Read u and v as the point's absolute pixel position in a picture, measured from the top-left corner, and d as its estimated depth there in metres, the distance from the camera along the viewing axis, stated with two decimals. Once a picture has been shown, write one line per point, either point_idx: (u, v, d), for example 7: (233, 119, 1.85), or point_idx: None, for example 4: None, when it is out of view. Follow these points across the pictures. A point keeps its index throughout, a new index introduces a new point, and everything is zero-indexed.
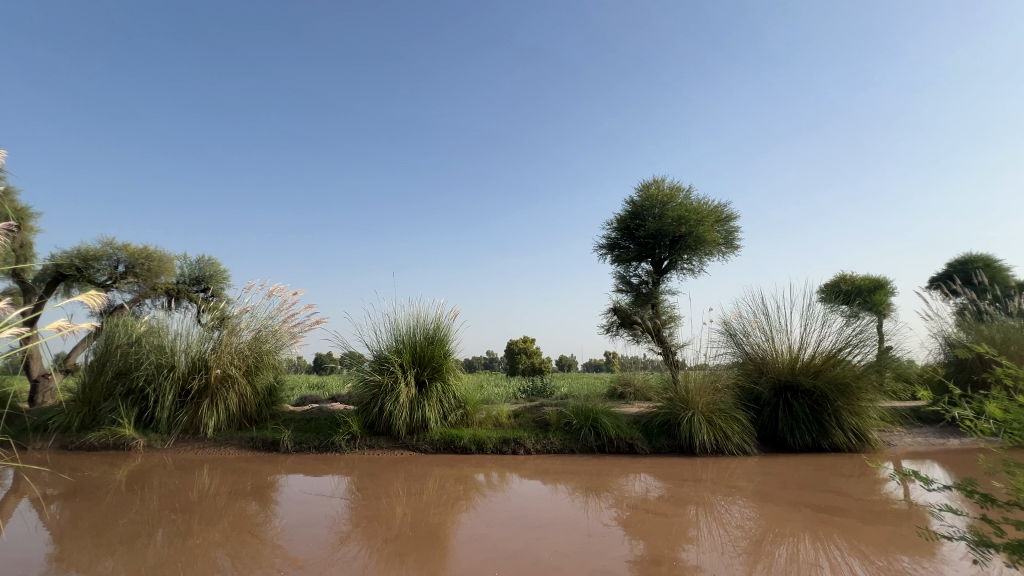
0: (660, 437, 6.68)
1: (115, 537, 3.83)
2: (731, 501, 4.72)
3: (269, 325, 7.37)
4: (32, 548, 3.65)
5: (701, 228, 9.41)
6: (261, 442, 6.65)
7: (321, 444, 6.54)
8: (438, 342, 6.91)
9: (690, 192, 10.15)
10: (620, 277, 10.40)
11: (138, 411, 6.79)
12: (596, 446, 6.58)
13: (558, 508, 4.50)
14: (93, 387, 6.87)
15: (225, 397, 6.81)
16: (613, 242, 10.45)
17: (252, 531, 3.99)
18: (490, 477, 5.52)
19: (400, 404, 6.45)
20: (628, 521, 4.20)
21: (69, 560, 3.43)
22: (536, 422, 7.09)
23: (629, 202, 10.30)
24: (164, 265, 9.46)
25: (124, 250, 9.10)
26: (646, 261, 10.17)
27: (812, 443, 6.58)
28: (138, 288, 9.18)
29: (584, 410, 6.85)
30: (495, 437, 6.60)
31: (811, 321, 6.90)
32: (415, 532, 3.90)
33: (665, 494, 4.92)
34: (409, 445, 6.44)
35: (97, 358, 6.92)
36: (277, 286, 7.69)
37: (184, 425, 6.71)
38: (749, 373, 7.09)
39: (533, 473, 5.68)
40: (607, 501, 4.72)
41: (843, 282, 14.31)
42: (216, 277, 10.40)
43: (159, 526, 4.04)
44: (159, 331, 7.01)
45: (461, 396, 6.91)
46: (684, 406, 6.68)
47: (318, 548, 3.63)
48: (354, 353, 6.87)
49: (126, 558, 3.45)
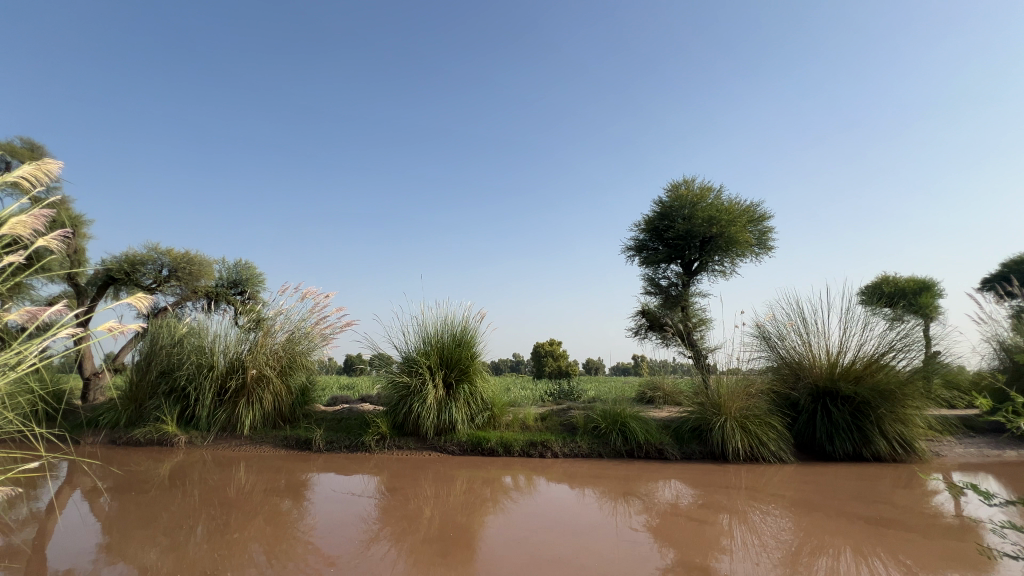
0: (691, 443, 6.52)
1: (159, 529, 4.00)
2: (767, 510, 4.56)
3: (302, 327, 7.58)
4: (85, 537, 3.84)
5: (733, 229, 9.17)
6: (294, 441, 6.83)
7: (352, 444, 6.68)
8: (466, 344, 6.96)
9: (721, 191, 9.91)
10: (648, 279, 10.23)
11: (180, 409, 7.09)
12: (624, 451, 6.48)
13: (586, 513, 4.44)
14: (140, 386, 7.21)
15: (260, 396, 7.04)
16: (641, 243, 10.29)
17: (286, 527, 4.10)
18: (517, 481, 5.50)
19: (428, 405, 6.52)
20: (658, 527, 4.11)
21: (117, 550, 3.60)
22: (563, 426, 7.05)
23: (658, 202, 10.13)
24: (204, 269, 9.85)
25: (167, 254, 9.53)
26: (675, 262, 9.96)
27: (853, 452, 6.29)
28: (180, 290, 9.61)
29: (612, 413, 6.76)
30: (523, 440, 6.59)
31: (850, 325, 6.62)
32: (443, 534, 3.92)
33: (697, 501, 4.80)
34: (437, 446, 6.51)
35: (143, 358, 7.26)
36: (310, 289, 7.89)
37: (222, 423, 6.96)
38: (784, 378, 6.85)
39: (561, 477, 5.63)
40: (637, 508, 4.63)
41: (886, 283, 13.67)
42: (252, 281, 10.76)
43: (200, 520, 4.20)
44: (199, 333, 7.30)
45: (488, 398, 6.93)
46: (716, 412, 6.50)
47: (349, 546, 3.70)
48: (383, 355, 6.98)
49: (170, 550, 3.60)
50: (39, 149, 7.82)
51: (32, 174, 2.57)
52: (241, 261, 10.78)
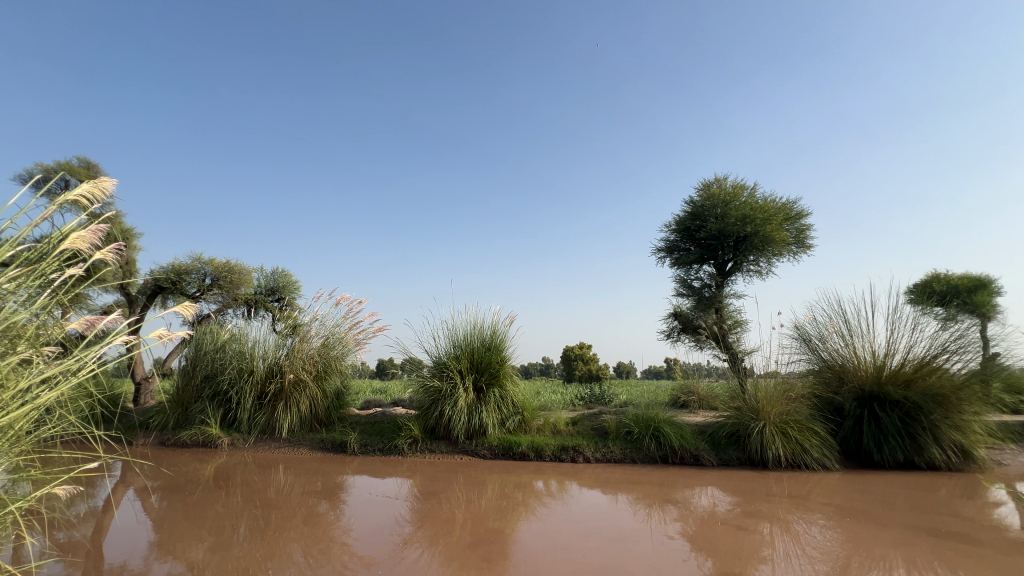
0: (728, 449, 6.34)
1: (204, 528, 4.16)
2: (811, 520, 4.37)
3: (336, 333, 7.77)
4: (137, 534, 4.04)
5: (769, 227, 8.87)
6: (329, 444, 7.01)
7: (385, 447, 6.80)
8: (495, 348, 6.98)
9: (755, 189, 9.62)
10: (680, 280, 10.01)
11: (223, 412, 7.38)
12: (658, 456, 6.35)
13: (619, 519, 4.37)
14: (186, 389, 7.56)
15: (297, 400, 7.26)
16: (672, 244, 10.10)
17: (322, 528, 4.20)
18: (549, 485, 5.47)
19: (459, 409, 6.57)
20: (695, 535, 4.00)
21: (166, 547, 3.77)
22: (595, 430, 6.97)
23: (689, 202, 9.93)
24: (243, 277, 10.26)
25: (210, 264, 9.98)
26: (708, 262, 9.72)
27: (904, 460, 5.97)
28: (222, 298, 10.04)
29: (644, 418, 6.63)
30: (554, 444, 6.54)
31: (898, 325, 6.31)
32: (475, 538, 3.94)
33: (735, 509, 4.65)
34: (468, 450, 6.54)
35: (188, 363, 7.61)
36: (344, 295, 8.09)
37: (262, 426, 7.20)
38: (827, 382, 6.57)
39: (594, 482, 5.56)
40: (672, 515, 4.53)
41: (936, 281, 12.95)
42: (288, 288, 11.12)
43: (242, 520, 4.35)
44: (240, 339, 7.59)
45: (518, 402, 6.93)
46: (754, 417, 6.29)
47: (384, 548, 3.75)
48: (415, 360, 7.08)
49: (214, 548, 3.73)
50: (94, 167, 8.35)
51: (89, 191, 2.73)
52: (278, 269, 11.16)
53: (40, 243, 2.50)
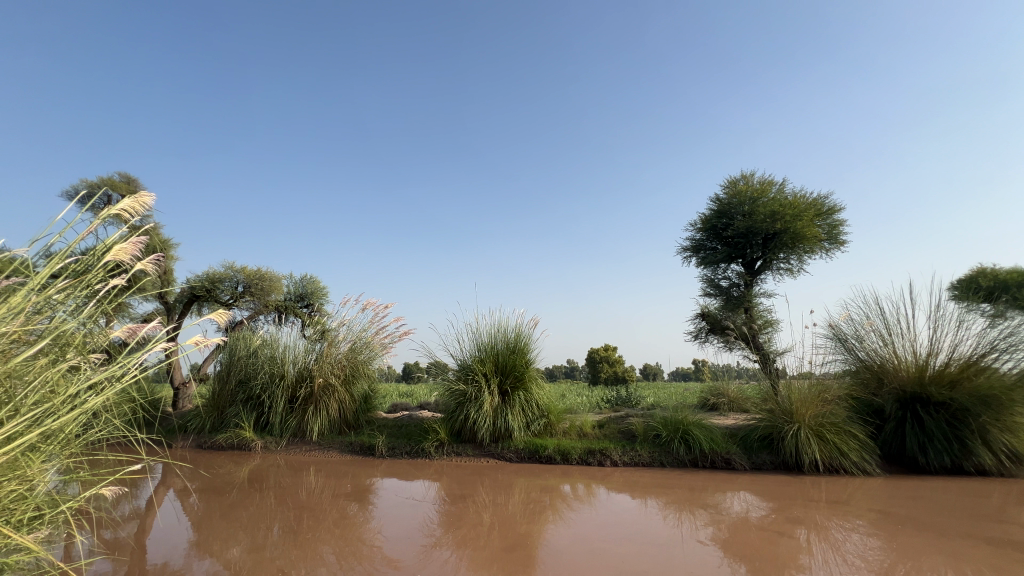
0: (761, 452, 6.16)
1: (240, 528, 4.29)
2: (851, 526, 4.20)
3: (363, 337, 7.91)
4: (177, 534, 4.19)
5: (799, 224, 8.61)
6: (358, 447, 7.12)
7: (413, 450, 6.87)
8: (520, 351, 6.98)
9: (784, 185, 9.35)
10: (707, 280, 9.81)
11: (256, 416, 7.58)
12: (687, 460, 6.21)
13: (648, 524, 4.30)
14: (221, 394, 7.81)
15: (327, 403, 7.42)
16: (698, 243, 9.91)
17: (353, 530, 4.27)
18: (576, 489, 5.43)
19: (484, 412, 6.58)
20: (727, 541, 3.90)
21: (205, 546, 3.90)
22: (622, 433, 6.88)
23: (715, 200, 9.73)
24: (273, 284, 10.55)
25: (242, 272, 10.30)
26: (736, 261, 9.49)
27: (951, 465, 5.70)
28: (254, 304, 10.35)
29: (673, 421, 6.50)
30: (580, 447, 6.49)
31: (941, 323, 6.02)
32: (503, 541, 3.94)
33: (770, 515, 4.51)
34: (494, 453, 6.55)
35: (223, 368, 7.86)
36: (370, 300, 8.22)
37: (294, 429, 7.38)
38: (865, 383, 6.32)
39: (622, 486, 5.48)
40: (703, 520, 4.42)
41: (983, 276, 12.32)
42: (317, 294, 11.38)
43: (276, 521, 4.46)
44: (272, 344, 7.80)
45: (544, 405, 6.90)
46: (788, 419, 6.09)
47: (413, 550, 3.78)
48: (440, 363, 7.13)
49: (249, 548, 3.84)
50: (133, 182, 8.75)
51: (129, 206, 2.85)
52: (306, 276, 11.43)
53: (85, 256, 2.62)
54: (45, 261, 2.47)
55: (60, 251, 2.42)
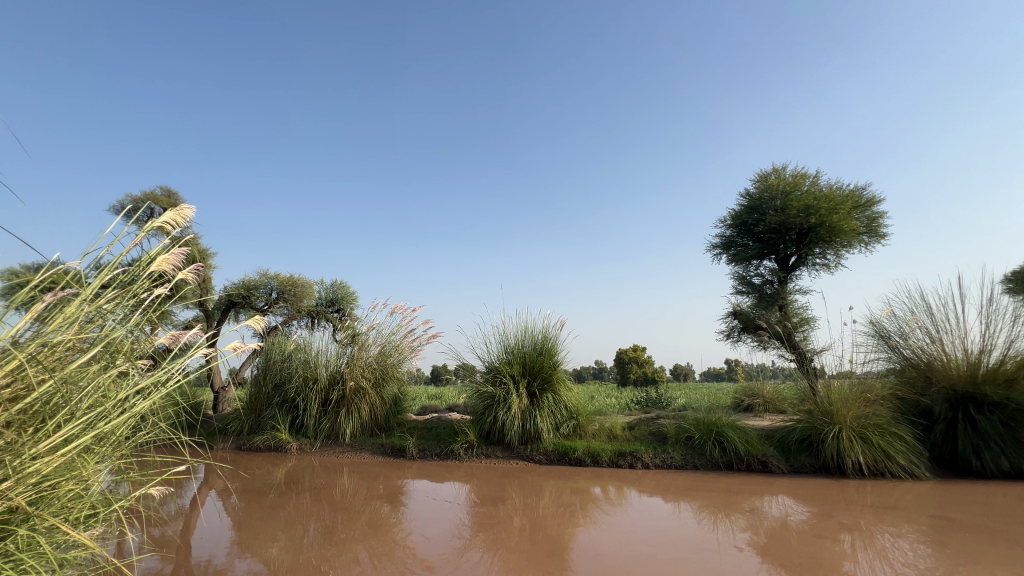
0: (800, 455, 5.93)
1: (278, 528, 4.42)
2: (899, 533, 4.01)
3: (392, 341, 8.05)
4: (220, 532, 4.36)
5: (836, 217, 8.29)
6: (390, 448, 7.24)
7: (443, 452, 6.94)
8: (547, 353, 6.96)
9: (818, 178, 9.03)
10: (738, 277, 9.55)
11: (291, 418, 7.79)
12: (722, 463, 6.05)
13: (683, 528, 4.21)
14: (258, 397, 8.08)
15: (358, 406, 7.58)
16: (729, 240, 9.67)
17: (386, 531, 4.34)
18: (607, 491, 5.37)
19: (513, 415, 6.58)
20: (766, 546, 3.78)
21: (246, 544, 4.03)
22: (653, 435, 6.75)
23: (745, 195, 9.47)
24: (305, 290, 10.86)
25: (275, 279, 10.64)
26: (769, 258, 9.22)
27: (1009, 468, 5.38)
28: (288, 310, 10.67)
29: (706, 422, 6.33)
30: (611, 449, 6.41)
31: (994, 319, 5.69)
32: (533, 543, 3.92)
33: (811, 520, 4.34)
34: (524, 455, 6.54)
35: (259, 372, 8.12)
36: (398, 304, 8.35)
37: (327, 432, 7.54)
38: (911, 382, 6.02)
39: (654, 490, 5.38)
40: (740, 524, 4.29)
41: None
42: (347, 299, 11.65)
43: (312, 521, 4.58)
44: (305, 348, 8.03)
45: (573, 407, 6.86)
46: (828, 420, 5.85)
47: (444, 551, 3.82)
48: (468, 365, 7.17)
49: (287, 547, 3.94)
50: (174, 195, 9.15)
51: (171, 219, 2.97)
52: (337, 282, 11.71)
53: (132, 267, 2.74)
54: (96, 273, 2.61)
55: (109, 264, 2.55)
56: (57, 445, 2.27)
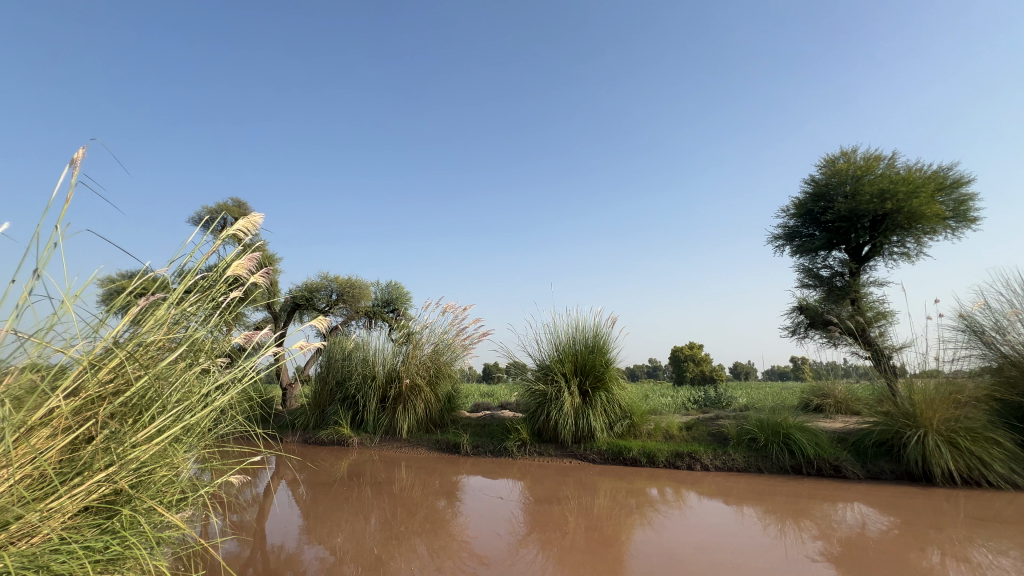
0: (879, 460, 5.50)
1: (343, 518, 4.65)
2: (998, 549, 3.61)
3: (445, 339, 8.26)
4: (290, 520, 4.64)
5: (916, 201, 7.59)
6: (445, 445, 7.41)
7: (496, 449, 7.02)
8: (599, 351, 6.87)
9: (895, 159, 8.30)
10: (804, 270, 8.98)
11: (352, 414, 8.16)
12: (790, 466, 5.72)
13: (746, 533, 4.03)
14: (322, 394, 8.53)
15: (414, 403, 7.83)
16: (792, 230, 9.12)
17: (443, 524, 4.47)
18: (664, 493, 5.22)
19: (566, 413, 6.54)
20: (841, 557, 3.53)
21: (313, 533, 4.26)
22: (712, 436, 6.48)
23: (810, 182, 8.89)
24: (362, 291, 11.34)
25: (335, 281, 11.21)
26: (839, 248, 8.62)
27: None
28: (347, 310, 11.19)
29: (771, 423, 6.00)
30: (667, 450, 6.22)
31: None
32: (588, 543, 3.90)
33: (893, 530, 4.00)
34: (577, 454, 6.49)
35: (323, 370, 8.57)
36: (450, 303, 8.54)
37: (385, 427, 7.84)
38: (1010, 382, 5.42)
39: (714, 492, 5.18)
40: (810, 532, 4.04)
41: None
42: (401, 299, 12.05)
43: (374, 512, 4.79)
44: (364, 347, 8.41)
45: (626, 405, 6.73)
46: (911, 423, 5.37)
47: (499, 548, 3.87)
48: (519, 363, 7.21)
49: (351, 537, 4.14)
50: (244, 206, 9.82)
51: (244, 226, 3.18)
52: (391, 283, 12.13)
53: (210, 273, 2.97)
54: (180, 279, 2.85)
55: (192, 271, 2.78)
56: (153, 436, 2.51)
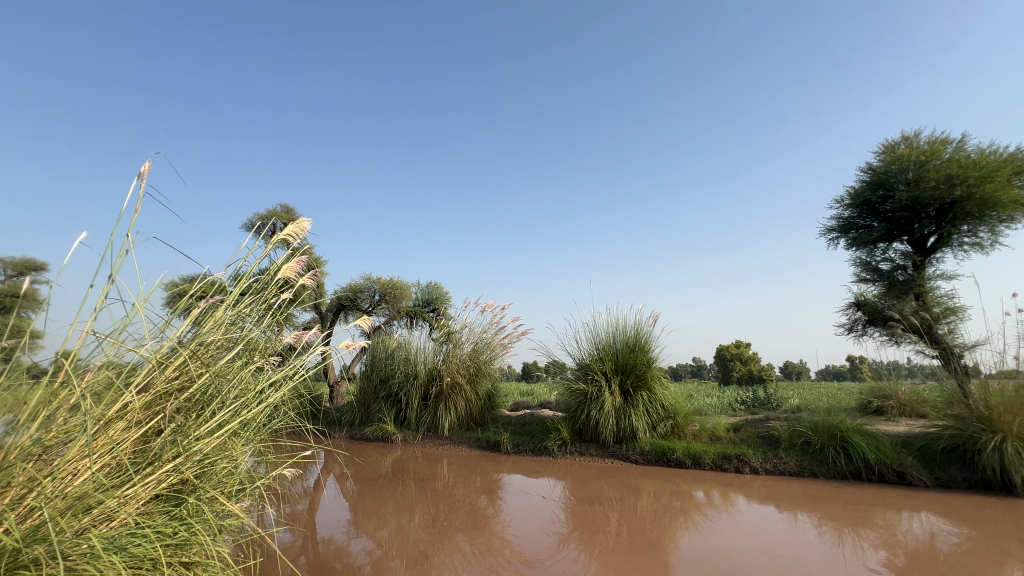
0: (949, 467, 5.12)
1: (388, 512, 4.79)
2: None
3: (484, 338, 8.34)
4: (339, 512, 4.82)
5: (989, 187, 6.99)
6: (485, 443, 7.48)
7: (536, 447, 7.02)
8: (640, 350, 6.74)
9: (964, 142, 7.67)
10: (861, 264, 8.45)
11: (395, 412, 8.37)
12: (847, 472, 5.41)
13: (801, 541, 3.84)
14: (367, 391, 8.80)
15: (455, 401, 7.94)
16: (848, 222, 8.61)
17: (486, 522, 4.51)
18: (711, 496, 5.05)
19: (607, 412, 6.45)
20: (906, 569, 3.31)
21: (360, 526, 4.41)
22: (762, 438, 6.22)
23: (867, 170, 8.35)
24: (403, 292, 11.62)
25: (378, 282, 11.54)
26: (900, 240, 8.07)
27: None
28: (389, 310, 11.50)
29: (826, 426, 5.69)
30: (714, 452, 6.03)
31: None
32: (632, 545, 3.83)
33: (966, 544, 3.70)
34: (619, 454, 6.39)
35: (367, 368, 8.85)
36: (489, 302, 8.61)
37: (428, 424, 8.00)
38: None
39: (765, 497, 4.97)
40: (872, 542, 3.80)
41: None
42: (441, 299, 12.25)
43: (418, 508, 4.89)
44: (406, 346, 8.62)
45: (670, 405, 6.57)
46: (986, 428, 4.96)
47: (540, 547, 3.86)
48: (558, 362, 7.16)
49: (396, 531, 4.25)
50: (292, 212, 10.27)
51: (292, 231, 3.32)
52: (431, 283, 12.35)
53: (263, 276, 3.13)
54: (236, 282, 3.01)
55: (246, 275, 2.93)
56: (214, 429, 2.67)
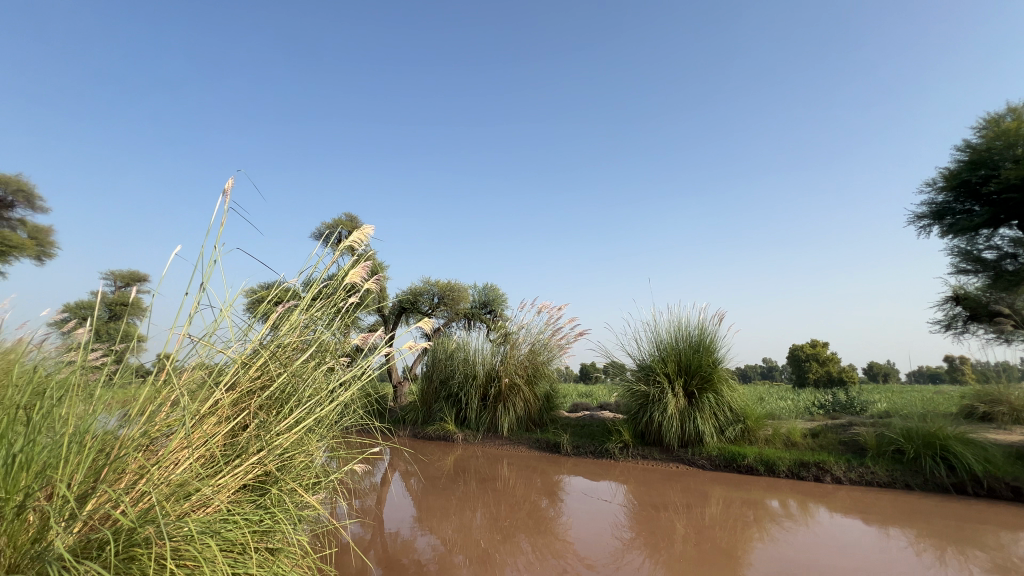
0: None
1: (451, 510, 4.90)
2: None
3: (541, 339, 8.34)
4: (405, 508, 5.00)
5: None
6: (545, 444, 7.47)
7: (597, 449, 6.91)
8: (704, 350, 6.46)
9: None
10: (960, 253, 7.60)
11: (456, 411, 8.55)
12: (949, 484, 4.86)
13: (894, 557, 3.50)
14: (428, 391, 9.06)
15: (514, 402, 7.99)
16: (942, 208, 7.76)
17: (547, 523, 4.50)
18: (788, 506, 4.72)
19: (670, 415, 6.22)
20: None
21: (425, 522, 4.54)
22: (845, 445, 5.75)
23: (963, 149, 7.50)
24: (461, 294, 11.87)
25: (436, 285, 11.87)
26: (1008, 225, 7.16)
27: None
28: (448, 313, 11.81)
29: (921, 433, 5.16)
30: (790, 458, 5.63)
31: None
32: (700, 554, 3.65)
33: None
34: (684, 459, 6.15)
35: (429, 369, 9.12)
36: (545, 303, 8.60)
37: (487, 424, 8.11)
38: None
39: (850, 509, 4.58)
40: (982, 564, 3.39)
41: None
42: (498, 301, 12.40)
43: (479, 507, 4.96)
44: (465, 347, 8.80)
45: (738, 409, 6.23)
46: None
47: (604, 551, 3.78)
48: (617, 363, 7.01)
49: (459, 529, 4.34)
50: (355, 220, 10.78)
51: (356, 238, 3.48)
52: (487, 285, 12.55)
53: (331, 282, 3.30)
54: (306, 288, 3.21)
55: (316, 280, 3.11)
56: (292, 425, 2.86)
